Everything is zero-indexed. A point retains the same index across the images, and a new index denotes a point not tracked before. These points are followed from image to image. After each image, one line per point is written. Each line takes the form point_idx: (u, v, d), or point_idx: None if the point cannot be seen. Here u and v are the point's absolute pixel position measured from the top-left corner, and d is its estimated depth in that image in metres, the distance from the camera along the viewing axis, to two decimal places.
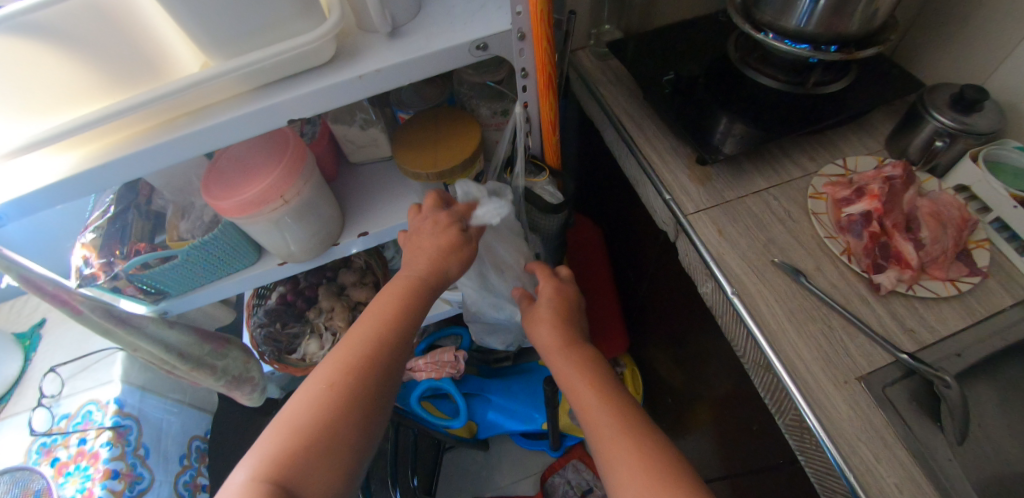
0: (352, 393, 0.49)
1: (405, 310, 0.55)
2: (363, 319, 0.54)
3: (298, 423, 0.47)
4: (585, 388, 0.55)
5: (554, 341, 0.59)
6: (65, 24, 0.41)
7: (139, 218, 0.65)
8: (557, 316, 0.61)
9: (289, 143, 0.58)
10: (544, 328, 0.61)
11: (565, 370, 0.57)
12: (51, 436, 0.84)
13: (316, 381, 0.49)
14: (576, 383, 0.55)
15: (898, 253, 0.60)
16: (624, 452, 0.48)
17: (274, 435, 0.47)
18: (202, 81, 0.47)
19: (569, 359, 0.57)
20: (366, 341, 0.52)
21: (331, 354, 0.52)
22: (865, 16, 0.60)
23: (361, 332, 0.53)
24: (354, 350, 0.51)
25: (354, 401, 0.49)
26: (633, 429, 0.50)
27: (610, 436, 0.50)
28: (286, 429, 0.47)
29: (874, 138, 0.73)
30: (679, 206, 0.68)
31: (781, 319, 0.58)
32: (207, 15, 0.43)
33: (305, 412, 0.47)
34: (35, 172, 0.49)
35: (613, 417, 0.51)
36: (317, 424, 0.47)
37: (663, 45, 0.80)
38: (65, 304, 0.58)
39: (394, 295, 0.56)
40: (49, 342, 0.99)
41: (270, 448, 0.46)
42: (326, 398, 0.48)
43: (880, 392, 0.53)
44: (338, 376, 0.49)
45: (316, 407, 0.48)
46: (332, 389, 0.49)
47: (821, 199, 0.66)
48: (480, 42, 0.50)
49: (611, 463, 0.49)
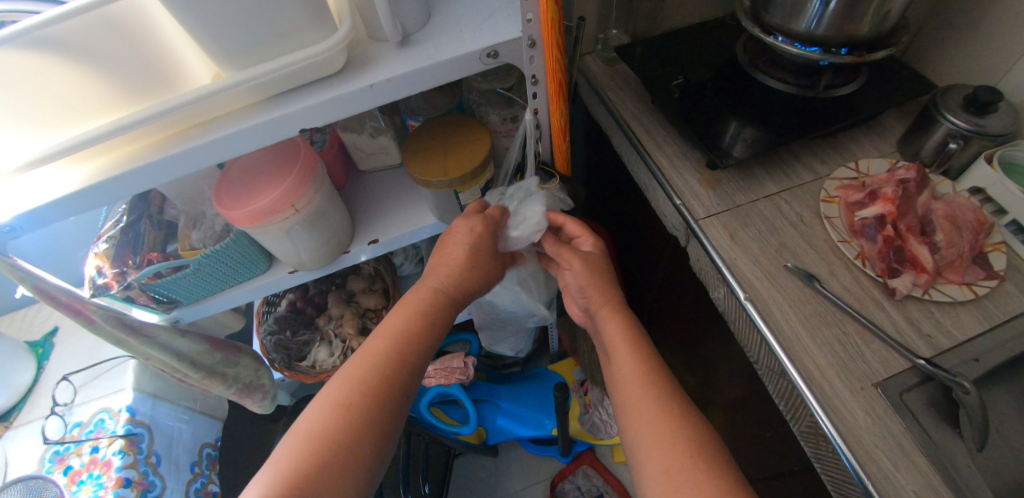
0: (370, 409, 0.49)
1: (423, 323, 0.55)
2: (378, 334, 0.54)
3: (320, 436, 0.47)
4: (623, 355, 0.54)
5: (599, 298, 0.59)
6: (78, 38, 0.41)
7: (152, 227, 0.65)
8: (591, 278, 0.60)
9: (299, 152, 0.59)
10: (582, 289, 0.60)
11: (608, 330, 0.57)
12: (64, 444, 0.85)
13: (335, 395, 0.49)
14: (616, 351, 0.55)
15: (913, 257, 0.59)
16: (655, 435, 0.47)
17: (297, 444, 0.46)
18: (215, 93, 0.47)
19: (612, 326, 0.57)
20: (384, 357, 0.52)
21: (348, 367, 0.52)
22: (876, 17, 0.60)
23: (376, 345, 0.53)
24: (369, 366, 0.51)
25: (372, 419, 0.49)
26: (664, 411, 0.48)
27: (650, 428, 0.48)
28: (309, 440, 0.47)
29: (886, 141, 0.72)
30: (690, 211, 0.67)
31: (794, 324, 0.58)
32: (218, 28, 0.44)
33: (325, 427, 0.47)
34: (47, 185, 0.49)
35: (643, 397, 0.50)
36: (337, 440, 0.47)
37: (671, 50, 0.80)
38: (78, 314, 0.58)
39: (408, 308, 0.56)
40: (62, 350, 0.99)
41: (293, 462, 0.45)
42: (346, 413, 0.48)
43: (897, 398, 0.52)
44: (354, 393, 0.49)
45: (336, 422, 0.48)
46: (351, 404, 0.49)
47: (833, 202, 0.65)
48: (490, 50, 0.50)
49: (645, 437, 0.48)
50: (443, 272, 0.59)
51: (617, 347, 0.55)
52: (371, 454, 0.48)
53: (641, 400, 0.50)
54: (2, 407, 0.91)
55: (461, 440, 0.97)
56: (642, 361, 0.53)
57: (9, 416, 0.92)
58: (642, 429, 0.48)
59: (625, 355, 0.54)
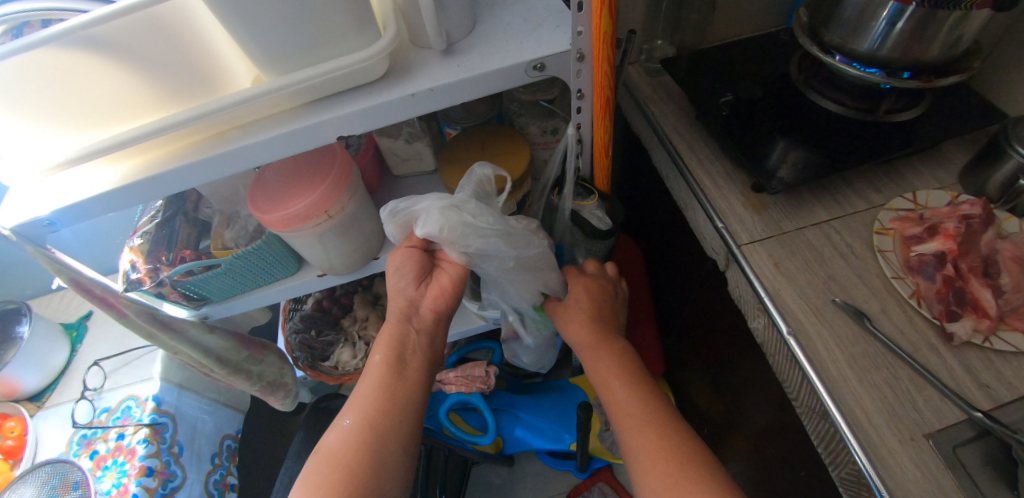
0: (371, 431, 0.52)
1: (398, 354, 0.56)
2: (365, 374, 0.56)
3: (336, 457, 0.50)
4: (615, 384, 0.55)
5: (586, 334, 0.60)
6: (122, 38, 0.41)
7: (187, 224, 0.66)
8: (588, 314, 0.61)
9: (336, 157, 0.58)
10: (578, 324, 0.61)
11: (596, 364, 0.57)
12: (92, 428, 0.87)
13: (330, 443, 0.52)
14: (607, 382, 0.56)
15: (975, 300, 0.55)
16: (657, 467, 0.48)
17: (318, 465, 0.50)
18: (253, 98, 0.46)
19: (603, 357, 0.57)
20: (381, 384, 0.54)
21: (357, 391, 0.55)
22: (948, 41, 0.55)
23: (373, 366, 0.56)
24: (359, 407, 0.53)
25: (378, 440, 0.52)
26: (660, 440, 0.50)
27: (651, 459, 0.49)
28: (314, 481, 0.49)
29: (948, 172, 0.67)
30: (732, 236, 0.65)
31: (841, 365, 0.55)
32: (265, 32, 0.43)
33: (339, 450, 0.51)
34: (83, 183, 0.50)
35: (646, 430, 0.51)
36: (348, 464, 0.50)
37: (719, 64, 0.77)
38: (111, 307, 0.58)
39: (384, 342, 0.56)
40: (95, 334, 1.01)
41: (315, 482, 0.49)
42: (355, 435, 0.51)
43: (950, 453, 0.49)
44: (358, 418, 0.53)
45: (347, 442, 0.51)
46: (349, 446, 0.51)
47: (887, 235, 0.61)
48: (537, 62, 0.48)
49: (640, 464, 0.49)
50: (396, 277, 0.57)
51: (607, 377, 0.56)
52: (382, 474, 0.50)
53: (636, 428, 0.51)
54: (36, 388, 0.93)
55: (479, 450, 0.96)
56: (635, 389, 0.54)
57: (42, 396, 0.94)
58: (646, 458, 0.49)
59: (618, 385, 0.55)
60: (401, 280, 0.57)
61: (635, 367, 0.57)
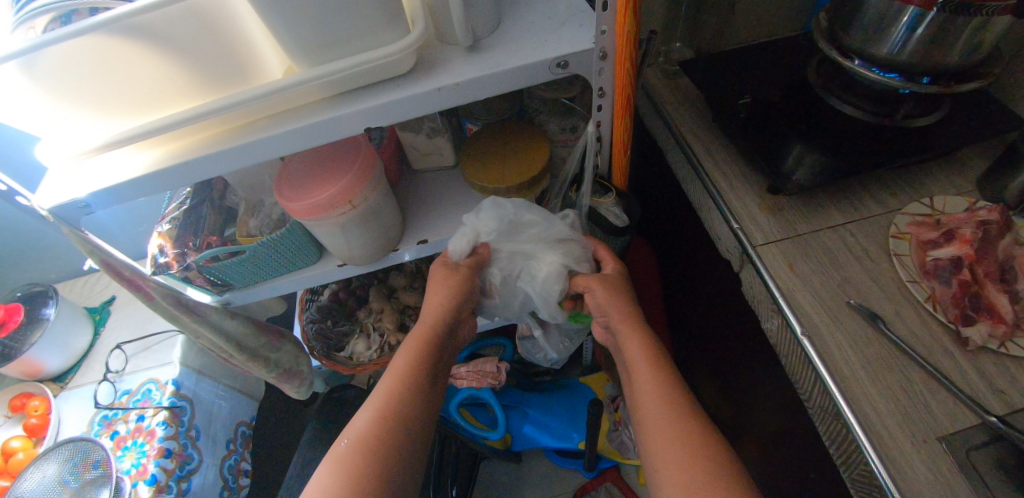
0: (407, 423, 0.54)
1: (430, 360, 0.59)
2: (390, 369, 0.57)
3: (371, 441, 0.52)
4: (648, 379, 0.55)
5: (618, 313, 0.59)
6: (165, 28, 0.42)
7: (213, 211, 0.68)
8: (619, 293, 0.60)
9: (359, 149, 0.59)
10: (611, 302, 0.60)
11: (631, 347, 0.57)
12: (113, 410, 0.89)
13: (353, 436, 0.53)
14: (642, 377, 0.55)
15: (991, 305, 0.55)
16: (679, 476, 0.48)
17: (353, 445, 0.52)
18: (286, 88, 0.48)
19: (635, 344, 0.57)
20: (417, 381, 0.57)
21: (386, 380, 0.57)
22: (969, 45, 0.55)
23: (404, 361, 0.58)
24: (385, 405, 0.54)
25: (409, 429, 0.54)
26: (680, 443, 0.50)
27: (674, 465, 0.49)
28: (342, 470, 0.50)
29: (966, 178, 0.67)
30: (747, 237, 0.65)
31: (855, 366, 0.55)
32: (298, 23, 0.44)
33: (373, 436, 0.52)
34: (117, 168, 0.51)
35: (670, 435, 0.50)
36: (382, 451, 0.52)
37: (736, 68, 0.78)
38: (138, 289, 0.60)
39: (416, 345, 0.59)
40: (117, 319, 1.03)
41: (351, 462, 0.51)
42: (392, 424, 0.53)
43: (963, 457, 0.49)
44: (392, 409, 0.54)
45: (382, 430, 0.53)
46: (374, 444, 0.52)
47: (903, 239, 0.62)
48: (561, 60, 0.49)
49: (657, 457, 0.51)
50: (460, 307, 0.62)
51: (641, 374, 0.55)
52: (404, 458, 0.53)
53: (659, 423, 0.52)
54: (60, 368, 0.96)
55: (489, 445, 0.97)
56: (667, 387, 0.54)
57: (65, 377, 0.97)
58: (666, 464, 0.49)
59: (651, 381, 0.54)
60: (450, 300, 0.60)
61: (663, 358, 0.57)
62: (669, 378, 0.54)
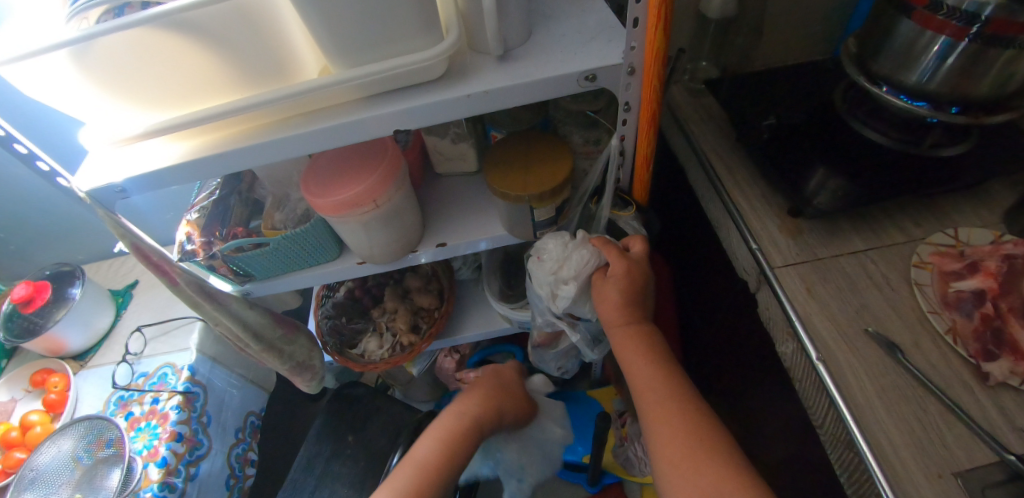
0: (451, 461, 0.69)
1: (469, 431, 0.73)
2: (445, 424, 0.73)
3: (428, 463, 0.68)
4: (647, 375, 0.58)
5: (615, 316, 0.60)
6: (211, 24, 0.44)
7: (240, 203, 0.71)
8: (621, 296, 0.60)
9: (385, 152, 0.61)
10: (608, 304, 0.61)
11: (629, 355, 0.59)
12: (129, 391, 0.92)
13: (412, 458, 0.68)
14: (641, 378, 0.58)
15: (1014, 342, 0.54)
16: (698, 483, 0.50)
17: (415, 461, 0.67)
18: (322, 87, 0.49)
19: (631, 342, 0.59)
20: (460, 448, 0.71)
21: (440, 426, 0.73)
22: (999, 78, 0.55)
23: (459, 413, 0.75)
24: (435, 446, 0.70)
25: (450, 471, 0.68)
26: (697, 456, 0.52)
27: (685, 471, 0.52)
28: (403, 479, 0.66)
29: (992, 210, 0.66)
30: (766, 258, 0.65)
31: (869, 394, 0.54)
32: (336, 26, 0.46)
33: (430, 462, 0.68)
34: (152, 156, 0.53)
35: (682, 441, 0.53)
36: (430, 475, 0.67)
37: (759, 90, 0.79)
38: (164, 274, 0.61)
39: (459, 422, 0.74)
40: (137, 303, 1.06)
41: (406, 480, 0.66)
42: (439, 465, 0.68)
43: (979, 494, 0.48)
44: (442, 449, 0.70)
45: (434, 462, 0.68)
46: (430, 469, 0.67)
47: (926, 269, 0.61)
48: (589, 73, 0.50)
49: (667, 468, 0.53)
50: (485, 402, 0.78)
51: (643, 374, 0.58)
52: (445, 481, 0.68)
53: (673, 439, 0.53)
54: (81, 348, 0.98)
55: None
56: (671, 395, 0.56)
57: (85, 356, 0.99)
58: (677, 470, 0.52)
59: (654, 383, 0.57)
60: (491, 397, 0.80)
61: (665, 366, 0.59)
62: (673, 386, 0.57)
